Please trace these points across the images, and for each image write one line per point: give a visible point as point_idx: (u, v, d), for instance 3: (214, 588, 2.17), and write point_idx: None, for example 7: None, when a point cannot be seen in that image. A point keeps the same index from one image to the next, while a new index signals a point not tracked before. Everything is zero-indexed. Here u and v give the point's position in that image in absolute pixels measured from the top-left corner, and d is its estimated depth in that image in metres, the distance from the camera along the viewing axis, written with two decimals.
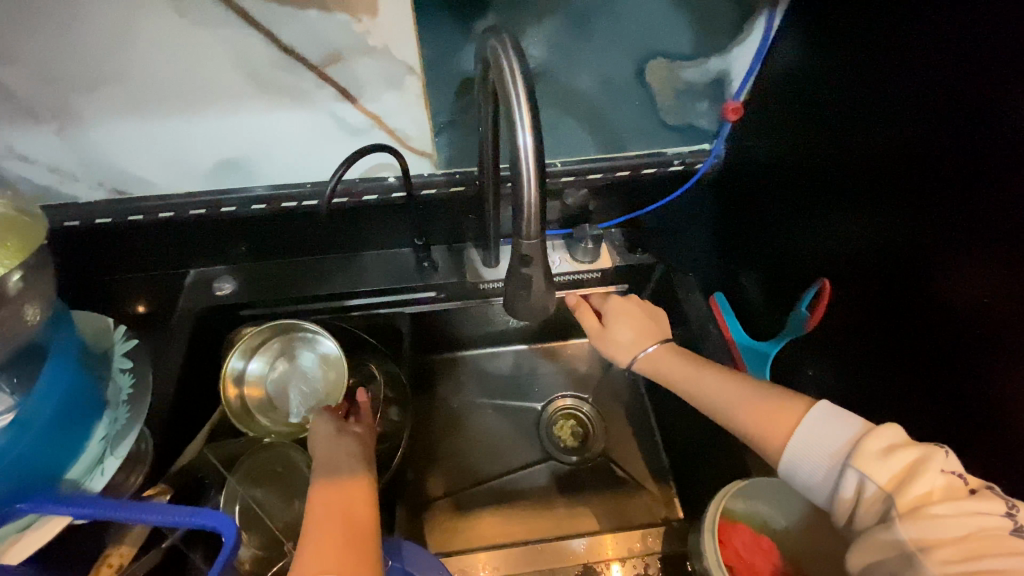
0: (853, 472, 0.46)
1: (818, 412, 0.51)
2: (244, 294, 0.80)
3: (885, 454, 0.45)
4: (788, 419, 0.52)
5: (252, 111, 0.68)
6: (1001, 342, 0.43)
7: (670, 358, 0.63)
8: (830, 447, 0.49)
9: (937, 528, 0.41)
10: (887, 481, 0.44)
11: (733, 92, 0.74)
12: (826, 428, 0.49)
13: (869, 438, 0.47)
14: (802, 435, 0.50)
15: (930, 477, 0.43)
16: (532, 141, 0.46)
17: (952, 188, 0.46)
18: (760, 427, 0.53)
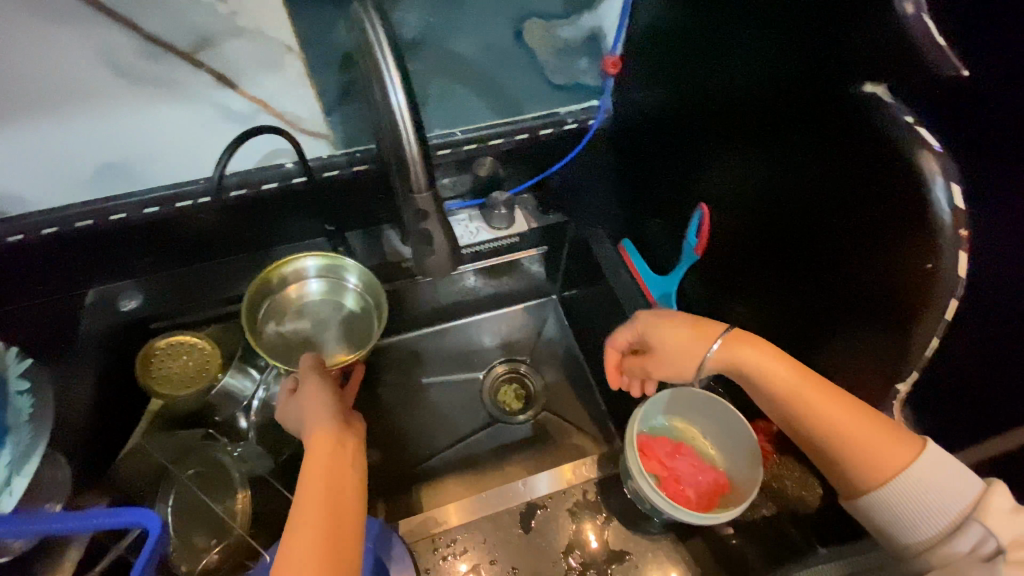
0: (972, 527, 0.43)
1: (936, 458, 0.46)
2: (152, 307, 0.74)
3: (1013, 514, 0.42)
4: (896, 455, 0.47)
5: (129, 107, 0.60)
6: (877, 242, 0.44)
7: (757, 355, 0.53)
8: (931, 489, 0.45)
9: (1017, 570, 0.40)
10: (1010, 538, 0.41)
11: (610, 46, 0.77)
12: (937, 478, 0.45)
13: (993, 496, 0.43)
14: (912, 480, 0.46)
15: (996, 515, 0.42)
16: (404, 96, 0.46)
17: (798, 113, 0.49)
18: (856, 458, 0.48)
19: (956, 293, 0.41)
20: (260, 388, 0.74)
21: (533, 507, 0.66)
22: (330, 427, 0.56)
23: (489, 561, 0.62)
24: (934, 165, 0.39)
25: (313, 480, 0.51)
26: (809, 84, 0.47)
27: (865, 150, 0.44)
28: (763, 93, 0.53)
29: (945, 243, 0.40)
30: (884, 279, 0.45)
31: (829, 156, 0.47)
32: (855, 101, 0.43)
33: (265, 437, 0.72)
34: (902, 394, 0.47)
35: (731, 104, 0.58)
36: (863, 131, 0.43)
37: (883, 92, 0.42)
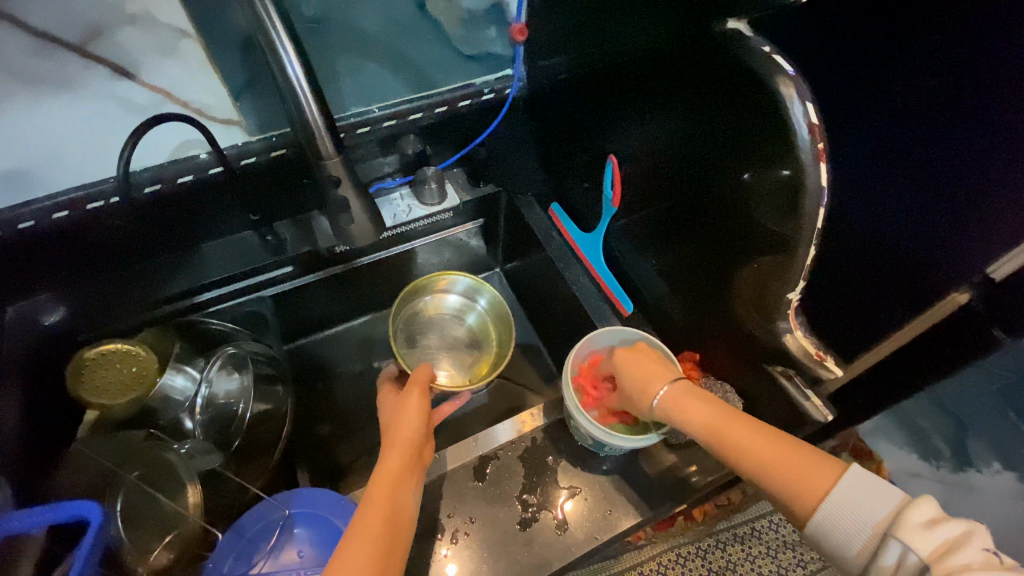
0: (894, 543, 0.42)
1: (853, 478, 0.45)
2: (80, 319, 0.73)
3: (928, 525, 0.41)
4: (819, 477, 0.46)
5: (19, 105, 0.59)
6: (772, 186, 0.48)
7: (695, 406, 0.55)
8: (856, 510, 0.44)
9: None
10: (929, 550, 0.40)
11: (515, 15, 0.78)
12: (855, 494, 0.45)
13: (912, 510, 0.42)
14: (836, 502, 0.45)
15: (922, 531, 0.41)
16: (300, 67, 0.46)
17: (683, 63, 0.54)
18: (794, 485, 0.47)
19: (823, 201, 0.45)
20: (202, 384, 0.74)
21: (487, 460, 0.68)
22: (410, 446, 0.60)
23: (448, 515, 0.65)
24: (790, 88, 0.43)
25: (382, 488, 0.54)
26: (687, 31, 0.52)
27: (742, 90, 0.48)
28: (654, 51, 0.58)
29: (808, 157, 0.44)
30: (770, 203, 0.49)
31: (713, 99, 0.52)
32: (721, 39, 0.48)
33: (212, 433, 0.74)
34: (792, 304, 0.51)
35: (629, 65, 0.62)
36: (732, 67, 0.48)
37: (744, 27, 0.46)
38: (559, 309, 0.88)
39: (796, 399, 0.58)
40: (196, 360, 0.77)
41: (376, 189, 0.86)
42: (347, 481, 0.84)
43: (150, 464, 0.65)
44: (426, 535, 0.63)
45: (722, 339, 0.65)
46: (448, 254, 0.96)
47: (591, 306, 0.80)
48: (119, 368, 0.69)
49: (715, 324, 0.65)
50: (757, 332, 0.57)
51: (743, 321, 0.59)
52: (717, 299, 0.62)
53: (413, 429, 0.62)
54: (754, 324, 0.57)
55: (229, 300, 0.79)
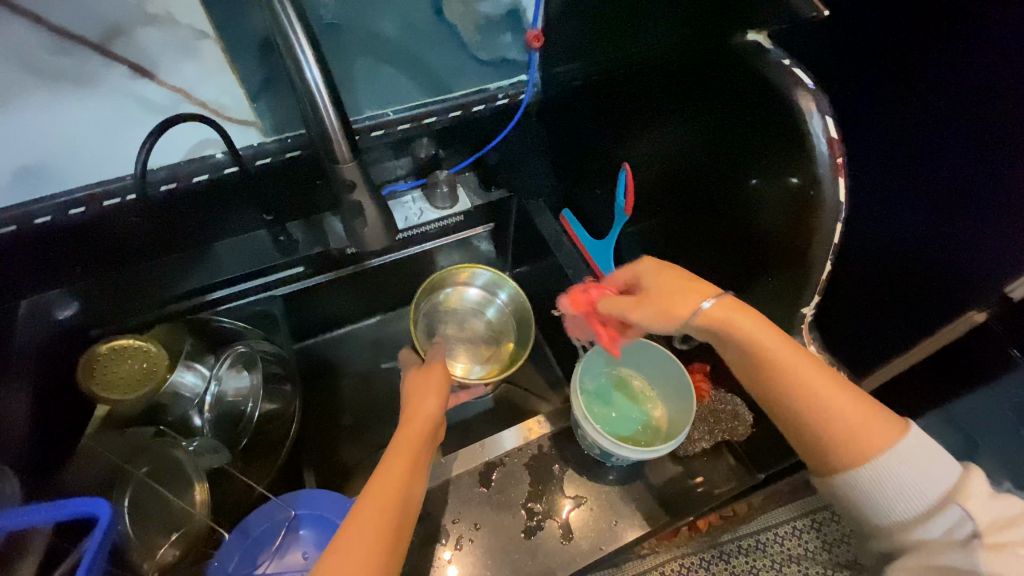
0: (915, 487, 0.43)
1: (913, 442, 0.45)
2: (93, 313, 0.74)
3: (988, 498, 0.42)
4: (880, 435, 0.45)
5: (37, 105, 0.59)
6: (777, 200, 0.48)
7: (756, 325, 0.47)
8: (917, 468, 0.44)
9: (1004, 554, 0.39)
10: (986, 520, 0.41)
11: (532, 21, 0.78)
12: (912, 456, 0.44)
13: (968, 482, 0.43)
14: (902, 462, 0.44)
15: (992, 502, 0.42)
16: (320, 74, 0.46)
17: (696, 73, 0.54)
18: (850, 444, 0.45)
19: (838, 216, 0.45)
20: (212, 383, 0.74)
21: (493, 467, 0.68)
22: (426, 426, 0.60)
23: (453, 521, 0.65)
24: (809, 102, 0.43)
25: (397, 465, 0.54)
26: (702, 43, 0.51)
27: (754, 102, 0.47)
28: (668, 60, 0.57)
29: (824, 172, 0.44)
30: (780, 218, 0.49)
31: (724, 110, 0.51)
32: (738, 50, 0.47)
33: (221, 431, 0.74)
34: (806, 315, 0.51)
35: (645, 72, 0.62)
36: (745, 80, 0.47)
37: (765, 39, 0.46)
38: None
39: None
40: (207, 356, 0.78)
41: (387, 190, 0.87)
42: (351, 483, 0.84)
43: (157, 462, 0.65)
44: (430, 540, 0.63)
45: None
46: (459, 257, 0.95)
47: None
48: (131, 364, 0.70)
49: None
50: None
51: None
52: None
53: (434, 409, 0.62)
54: None
55: (240, 296, 0.79)
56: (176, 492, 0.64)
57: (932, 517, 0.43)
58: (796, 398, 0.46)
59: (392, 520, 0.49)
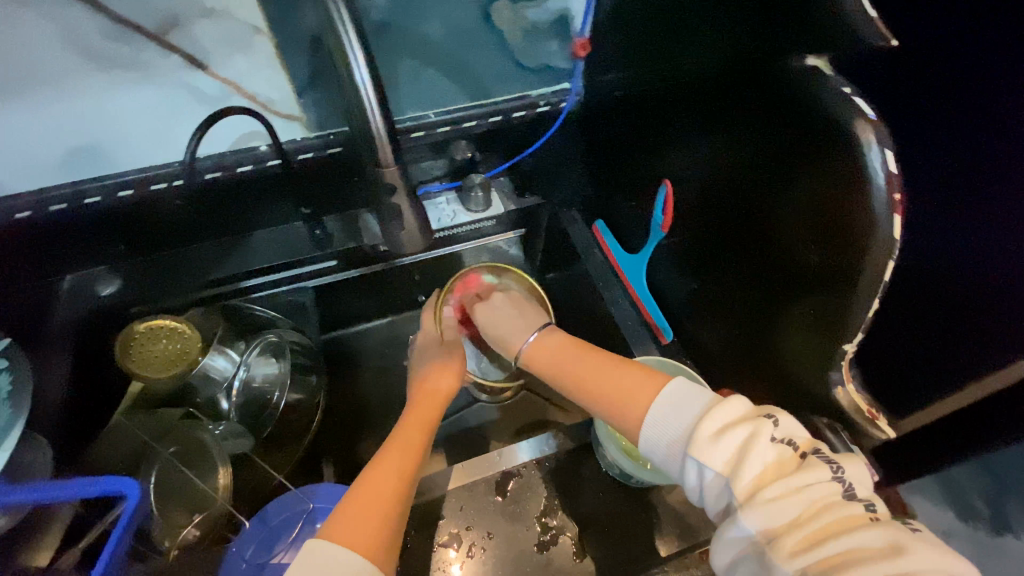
0: (695, 464, 0.47)
1: (670, 390, 0.53)
2: (130, 293, 0.76)
3: (716, 437, 0.47)
4: (644, 389, 0.54)
5: (96, 90, 0.61)
6: (821, 228, 0.47)
7: (558, 349, 0.65)
8: (682, 421, 0.51)
9: (769, 514, 0.42)
10: (722, 464, 0.46)
11: (579, 29, 0.78)
12: (683, 405, 0.51)
13: (712, 412, 0.49)
14: (656, 421, 0.52)
15: (760, 454, 0.45)
16: (368, 74, 0.46)
17: (744, 93, 0.52)
18: (624, 406, 0.55)
19: (893, 253, 0.42)
20: (240, 368, 0.76)
21: (509, 477, 0.68)
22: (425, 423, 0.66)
23: (466, 528, 0.64)
24: (868, 133, 0.41)
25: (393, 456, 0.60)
26: (753, 64, 0.50)
27: (803, 128, 0.46)
28: (716, 79, 0.56)
29: (879, 207, 0.42)
30: (828, 251, 0.47)
31: (770, 134, 0.50)
32: (793, 74, 0.45)
33: (246, 416, 0.75)
34: (846, 353, 0.49)
35: (691, 90, 0.61)
36: (796, 107, 0.46)
37: (824, 64, 0.44)
38: (593, 328, 0.86)
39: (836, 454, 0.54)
40: (237, 343, 0.78)
41: (423, 190, 0.87)
42: None
43: (183, 442, 0.68)
44: (443, 545, 0.63)
45: (765, 381, 0.62)
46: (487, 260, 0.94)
47: (629, 331, 0.78)
48: (165, 343, 0.71)
49: (758, 364, 0.63)
50: (808, 379, 0.55)
51: (791, 366, 0.57)
52: (764, 338, 0.60)
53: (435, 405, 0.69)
54: (804, 369, 0.55)
55: (275, 284, 0.81)
56: (200, 474, 0.66)
57: (715, 488, 0.46)
58: (605, 402, 0.57)
59: (392, 493, 0.55)
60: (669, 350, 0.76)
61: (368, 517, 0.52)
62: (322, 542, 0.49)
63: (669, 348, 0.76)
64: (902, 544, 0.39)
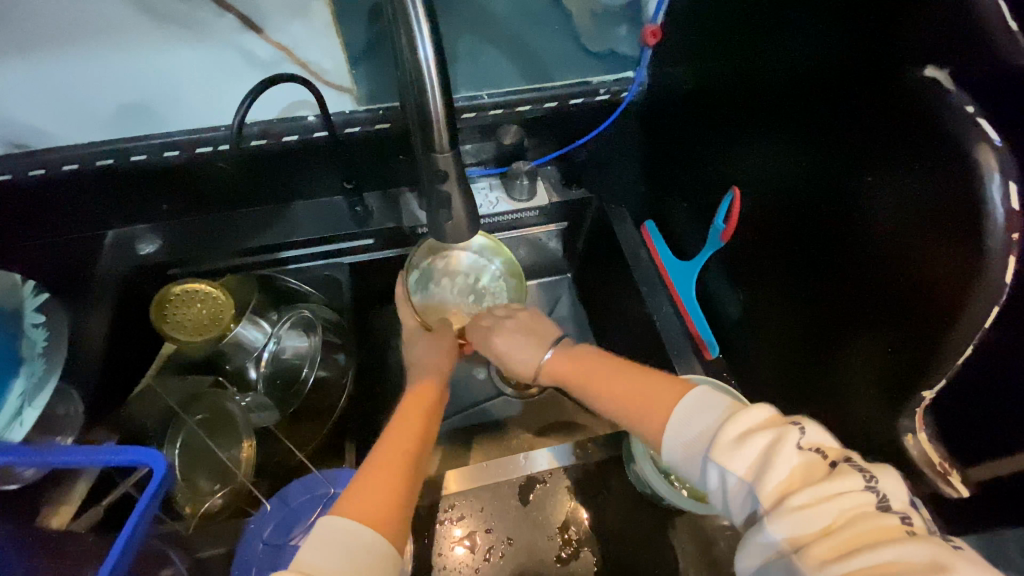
0: (714, 467, 0.44)
1: (690, 398, 0.50)
2: (169, 253, 0.75)
3: (739, 441, 0.44)
4: (664, 399, 0.51)
5: (149, 47, 0.60)
6: (918, 253, 0.43)
7: (580, 361, 0.61)
8: (701, 423, 0.48)
9: (797, 523, 0.38)
10: (745, 469, 0.42)
11: (652, 15, 0.74)
12: (698, 413, 0.48)
13: (738, 416, 0.46)
14: (677, 425, 0.49)
15: (786, 458, 0.41)
16: (433, 52, 0.42)
17: (851, 99, 0.48)
18: (645, 412, 0.52)
19: (998, 300, 0.38)
20: (271, 340, 0.74)
21: (533, 481, 0.66)
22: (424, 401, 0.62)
23: (486, 530, 0.63)
24: (991, 160, 0.37)
25: (398, 435, 0.56)
26: (867, 69, 0.46)
27: (912, 142, 0.42)
28: (815, 82, 0.51)
29: (993, 247, 0.37)
30: (921, 281, 0.43)
31: (875, 145, 0.46)
32: (911, 88, 0.41)
33: (272, 390, 0.73)
34: (925, 401, 0.45)
35: (780, 90, 0.56)
36: (914, 120, 0.41)
37: (945, 79, 0.39)
38: (632, 332, 0.82)
39: None
40: (269, 314, 0.76)
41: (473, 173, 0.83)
42: None
43: (211, 411, 0.68)
44: (459, 545, 0.62)
45: (820, 413, 0.58)
46: (523, 252, 0.92)
47: (670, 340, 0.73)
48: (199, 308, 0.70)
49: (812, 392, 0.59)
50: (869, 418, 0.51)
51: (854, 401, 0.53)
52: (824, 365, 0.56)
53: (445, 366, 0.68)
54: (869, 406, 0.51)
55: (310, 259, 0.80)
56: (225, 444, 0.67)
57: (737, 491, 0.43)
58: (621, 412, 0.54)
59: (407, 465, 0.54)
60: (714, 367, 0.72)
61: (378, 492, 0.50)
62: (338, 518, 0.47)
63: (713, 364, 0.72)
64: (942, 559, 0.34)
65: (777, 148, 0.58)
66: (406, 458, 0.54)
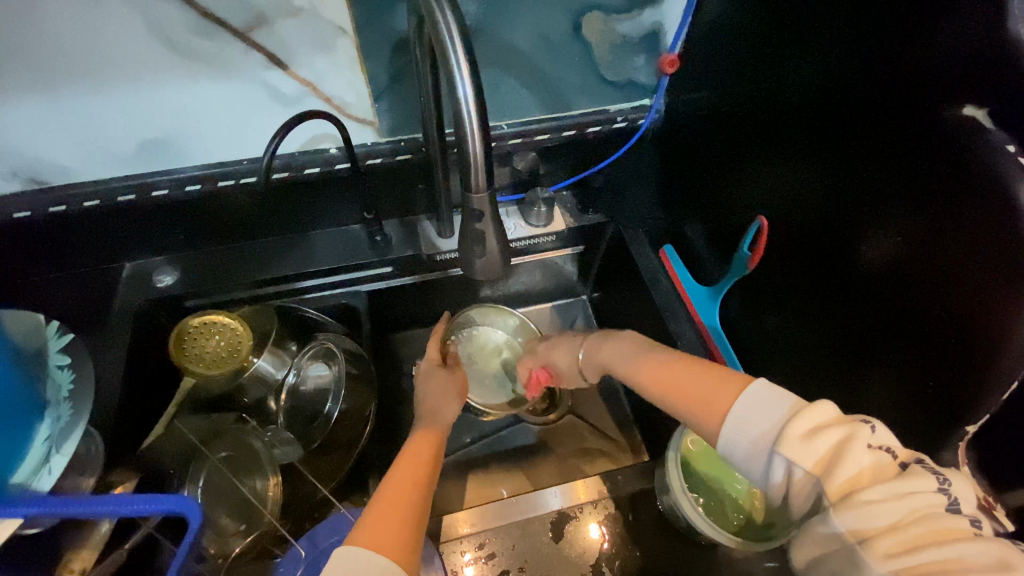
0: (781, 461, 0.42)
1: (756, 390, 0.47)
2: (187, 285, 0.74)
3: (812, 435, 0.42)
4: (725, 393, 0.49)
5: (176, 85, 0.60)
6: (954, 284, 0.43)
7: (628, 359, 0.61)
8: (767, 417, 0.45)
9: (868, 518, 0.38)
10: (814, 464, 0.41)
11: (669, 45, 0.76)
12: (762, 408, 0.45)
13: (802, 413, 0.44)
14: (740, 418, 0.46)
15: (859, 457, 0.40)
16: (472, 90, 0.43)
17: (884, 132, 0.48)
18: (703, 406, 0.49)
19: None
20: (290, 371, 0.75)
21: (562, 517, 0.66)
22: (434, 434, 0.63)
23: (518, 568, 0.63)
24: None
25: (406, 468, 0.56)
26: (900, 105, 0.46)
27: (947, 176, 0.43)
28: (844, 111, 0.52)
29: None
30: (964, 314, 0.43)
31: (911, 178, 0.46)
32: (948, 125, 0.42)
33: (295, 424, 0.73)
34: (968, 435, 0.45)
35: (802, 119, 0.57)
36: (953, 157, 0.42)
37: (984, 118, 0.40)
38: None
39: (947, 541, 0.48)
40: (289, 344, 0.76)
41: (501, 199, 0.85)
42: None
43: (234, 448, 0.68)
44: None
45: None
46: (539, 276, 0.91)
47: None
48: (218, 340, 0.69)
49: None
50: (906, 449, 0.50)
51: (888, 431, 0.52)
52: (855, 393, 0.56)
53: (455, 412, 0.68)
54: (906, 437, 0.50)
55: (330, 288, 0.79)
56: (248, 480, 0.66)
57: (803, 485, 0.42)
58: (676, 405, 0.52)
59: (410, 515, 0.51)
60: None
61: (387, 528, 0.49)
62: (351, 551, 0.46)
63: None
64: (1011, 562, 0.35)
65: (799, 174, 0.59)
66: (414, 498, 0.53)
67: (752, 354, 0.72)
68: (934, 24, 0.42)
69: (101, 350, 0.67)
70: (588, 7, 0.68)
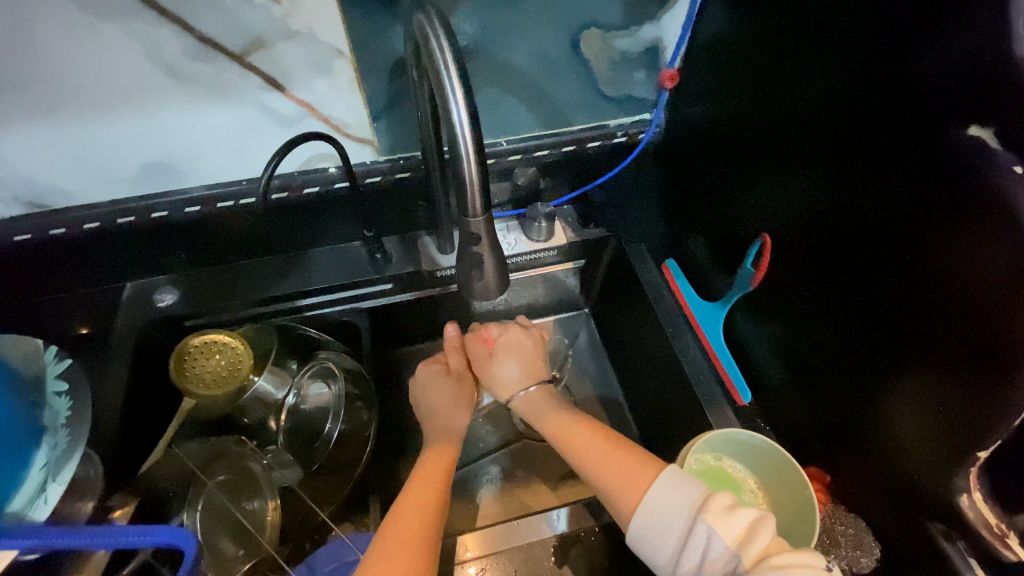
0: (703, 528, 0.46)
1: (666, 476, 0.52)
2: (186, 303, 0.74)
3: (728, 510, 0.47)
4: (641, 475, 0.53)
5: (175, 110, 0.60)
6: (965, 309, 0.42)
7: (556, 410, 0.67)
8: (683, 498, 0.49)
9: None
10: (731, 537, 0.45)
11: (668, 60, 0.76)
12: (673, 493, 0.50)
13: (715, 496, 0.48)
14: (653, 497, 0.50)
15: (763, 530, 0.45)
16: (467, 116, 0.42)
17: (887, 152, 0.47)
18: (618, 487, 0.54)
19: None
20: (291, 392, 0.73)
21: (565, 541, 0.65)
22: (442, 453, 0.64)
23: None
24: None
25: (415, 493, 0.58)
26: (903, 124, 0.45)
27: (950, 197, 0.42)
28: (846, 126, 0.51)
29: None
30: (975, 336, 0.42)
31: (914, 198, 0.45)
32: (954, 145, 0.41)
33: (295, 444, 0.72)
34: (977, 461, 0.44)
35: (803, 135, 0.57)
36: (959, 178, 0.41)
37: (990, 138, 0.39)
38: (653, 371, 0.80)
39: (956, 568, 0.47)
40: (289, 363, 0.74)
41: (500, 214, 0.84)
42: None
43: (234, 471, 0.68)
44: None
45: (861, 462, 0.57)
46: (541, 290, 0.90)
47: (701, 385, 0.71)
48: (218, 359, 0.68)
49: (856, 442, 0.57)
50: (918, 472, 0.49)
51: (900, 453, 0.51)
52: (862, 412, 0.55)
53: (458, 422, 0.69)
54: (919, 460, 0.49)
55: (331, 307, 0.78)
56: (247, 506, 0.66)
57: (715, 558, 0.45)
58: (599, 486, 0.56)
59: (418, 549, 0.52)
60: (744, 411, 0.70)
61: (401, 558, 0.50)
62: None
63: (744, 408, 0.70)
64: None
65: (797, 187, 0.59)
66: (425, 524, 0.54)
67: (757, 370, 0.71)
68: (936, 45, 0.42)
69: (102, 372, 0.67)
70: (586, 25, 0.67)
